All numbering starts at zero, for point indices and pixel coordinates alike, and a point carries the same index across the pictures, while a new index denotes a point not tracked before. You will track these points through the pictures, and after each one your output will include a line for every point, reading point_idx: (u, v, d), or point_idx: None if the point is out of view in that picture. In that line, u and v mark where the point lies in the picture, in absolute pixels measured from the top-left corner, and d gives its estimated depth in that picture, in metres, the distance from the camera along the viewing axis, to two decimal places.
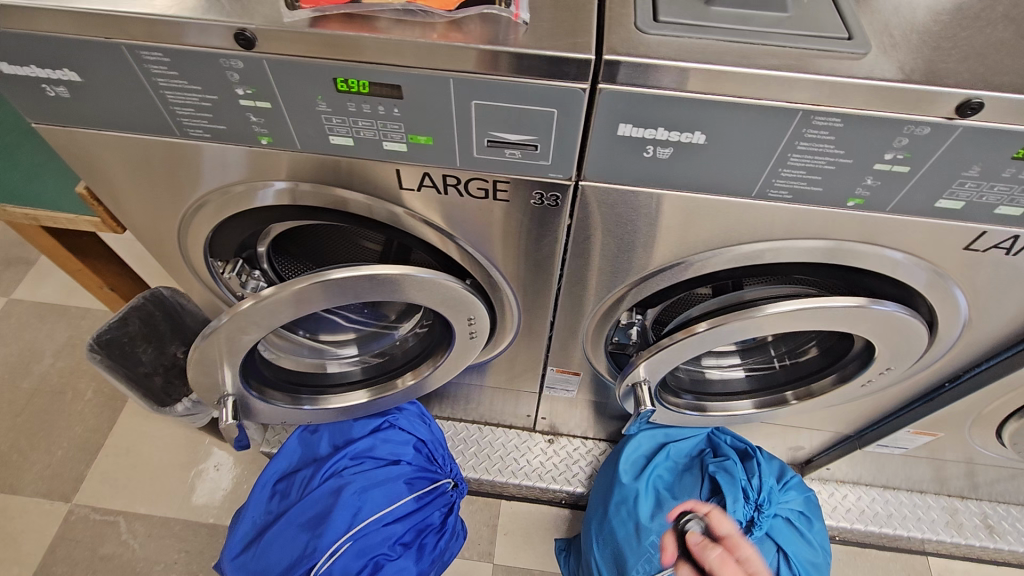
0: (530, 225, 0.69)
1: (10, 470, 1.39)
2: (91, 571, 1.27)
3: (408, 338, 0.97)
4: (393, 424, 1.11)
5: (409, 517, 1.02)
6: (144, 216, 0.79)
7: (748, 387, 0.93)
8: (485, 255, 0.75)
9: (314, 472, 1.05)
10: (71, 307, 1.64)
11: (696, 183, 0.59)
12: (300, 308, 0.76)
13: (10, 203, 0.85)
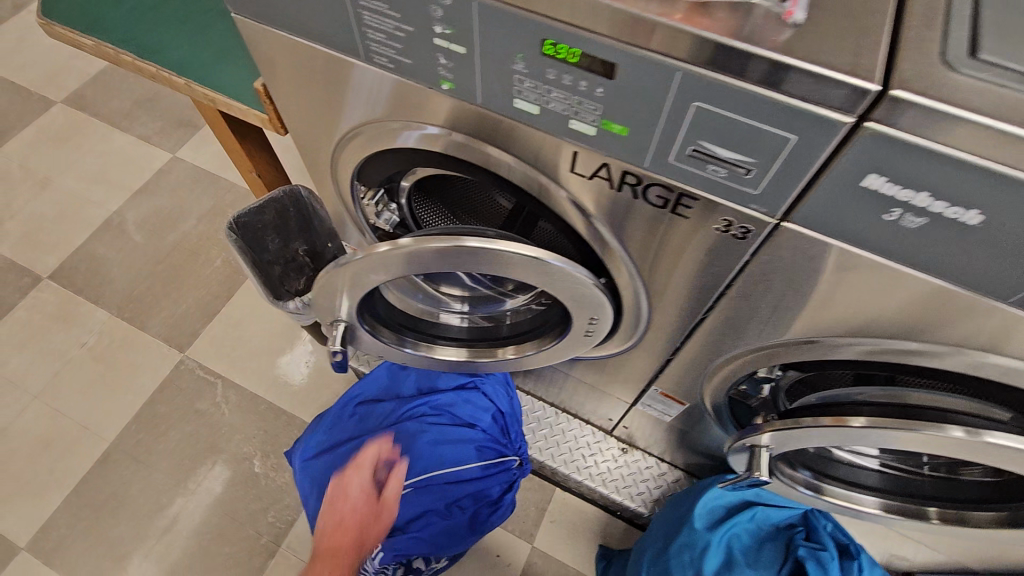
0: (698, 250, 0.60)
1: (143, 309, 1.55)
2: (186, 419, 1.42)
3: (520, 312, 0.93)
4: (478, 388, 1.10)
5: (471, 483, 1.02)
6: (306, 127, 0.78)
7: (879, 485, 0.81)
8: (631, 264, 0.67)
9: (394, 409, 1.07)
10: (221, 177, 1.77)
11: (936, 264, 0.48)
12: (427, 266, 0.74)
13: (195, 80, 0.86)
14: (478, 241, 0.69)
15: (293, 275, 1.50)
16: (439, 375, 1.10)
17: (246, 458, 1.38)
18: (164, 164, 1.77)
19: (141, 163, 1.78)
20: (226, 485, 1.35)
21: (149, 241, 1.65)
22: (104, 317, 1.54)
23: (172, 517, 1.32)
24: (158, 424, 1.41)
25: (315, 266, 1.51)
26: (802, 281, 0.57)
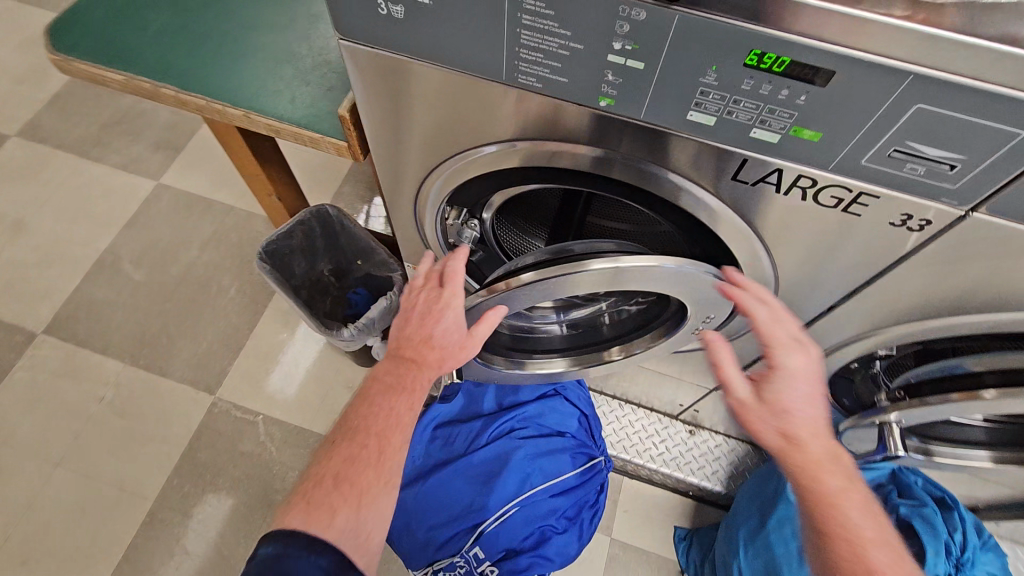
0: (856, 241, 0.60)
1: (160, 353, 1.45)
2: (232, 464, 1.34)
3: (621, 311, 0.95)
4: (559, 394, 1.08)
5: (573, 492, 1.00)
6: (397, 151, 0.73)
7: (987, 438, 0.89)
8: (768, 257, 0.67)
9: (480, 428, 1.04)
10: (215, 202, 1.65)
11: None
12: (552, 293, 0.76)
13: (253, 110, 0.78)
14: (609, 261, 0.71)
15: (320, 297, 1.41)
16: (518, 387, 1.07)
17: None
18: (150, 193, 1.64)
19: (123, 195, 1.64)
20: None
21: (152, 279, 1.53)
22: (118, 368, 1.43)
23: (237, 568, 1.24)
24: (202, 473, 1.33)
25: (342, 286, 1.43)
26: (963, 259, 0.58)
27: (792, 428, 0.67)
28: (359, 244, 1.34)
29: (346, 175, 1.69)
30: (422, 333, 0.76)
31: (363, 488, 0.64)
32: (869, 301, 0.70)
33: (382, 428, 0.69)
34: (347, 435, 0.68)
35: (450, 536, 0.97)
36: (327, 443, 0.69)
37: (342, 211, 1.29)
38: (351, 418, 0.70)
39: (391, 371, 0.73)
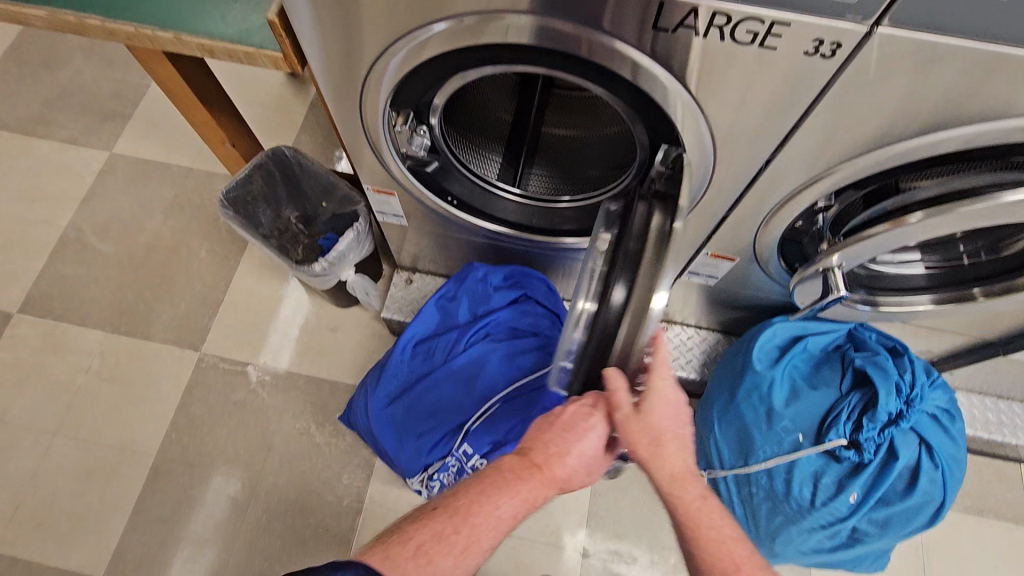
0: (773, 74, 0.66)
1: (140, 318, 1.46)
2: (227, 413, 1.38)
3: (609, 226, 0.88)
4: (530, 298, 1.11)
5: (551, 385, 1.05)
6: (344, 56, 0.75)
7: (927, 283, 0.95)
8: (699, 110, 0.72)
9: (458, 337, 1.07)
10: (172, 165, 1.63)
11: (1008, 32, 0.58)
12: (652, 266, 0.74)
13: (184, 31, 0.79)
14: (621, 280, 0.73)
15: (291, 245, 1.41)
16: (490, 295, 1.10)
17: (302, 434, 1.36)
18: (105, 164, 1.62)
19: (77, 168, 1.62)
20: (291, 463, 1.33)
21: (120, 247, 1.53)
22: (100, 337, 1.44)
23: (247, 507, 1.30)
24: (200, 425, 1.36)
25: (311, 233, 1.43)
26: (872, 78, 0.64)
27: (662, 442, 0.72)
28: (322, 184, 1.34)
29: (300, 123, 1.68)
30: (559, 448, 0.74)
31: (434, 557, 0.66)
32: (797, 147, 0.75)
33: (481, 522, 0.69)
34: (449, 509, 0.70)
35: (440, 438, 1.02)
36: (428, 507, 0.71)
37: (299, 151, 1.29)
38: (460, 495, 0.72)
39: (514, 467, 0.74)
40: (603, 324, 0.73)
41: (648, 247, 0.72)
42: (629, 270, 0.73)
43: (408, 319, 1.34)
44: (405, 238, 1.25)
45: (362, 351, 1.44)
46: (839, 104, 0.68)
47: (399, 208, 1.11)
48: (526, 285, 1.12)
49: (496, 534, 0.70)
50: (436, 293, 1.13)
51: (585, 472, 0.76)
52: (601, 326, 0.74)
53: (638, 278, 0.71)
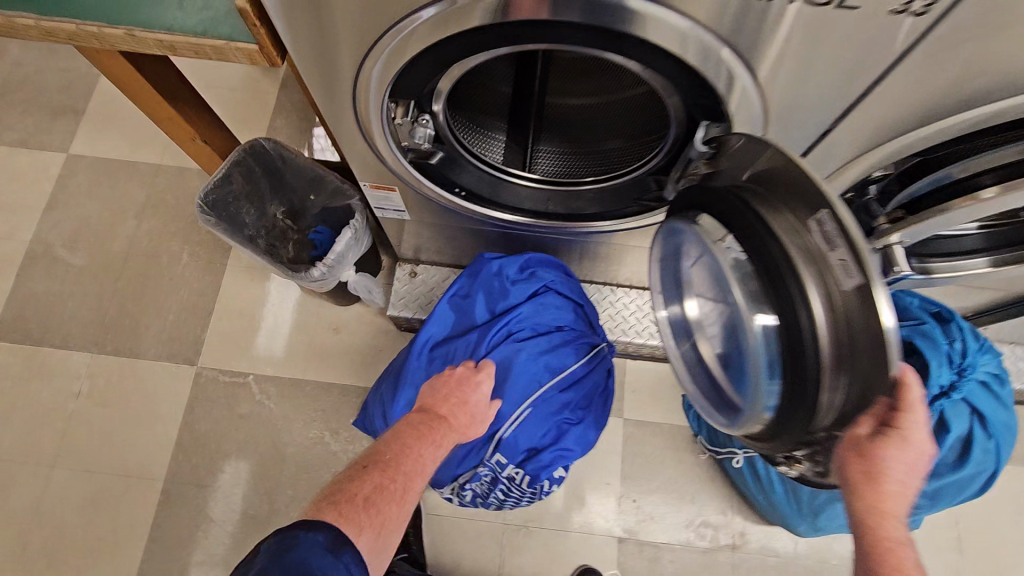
0: (830, 34, 0.58)
1: (127, 334, 1.37)
2: (234, 428, 1.31)
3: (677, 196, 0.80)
4: (550, 289, 1.04)
5: (579, 384, 0.99)
6: (333, 40, 0.65)
7: (979, 245, 0.90)
8: (744, 74, 0.63)
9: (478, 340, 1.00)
10: (139, 163, 1.49)
11: None
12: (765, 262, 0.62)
13: (141, 27, 0.70)
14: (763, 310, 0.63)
15: (280, 243, 1.32)
16: (507, 290, 1.02)
17: (316, 442, 1.30)
18: (64, 167, 1.48)
19: (33, 174, 1.47)
20: (309, 474, 1.28)
21: (94, 259, 1.41)
22: (87, 359, 1.34)
23: (268, 523, 1.25)
24: (207, 443, 1.29)
25: (301, 228, 1.34)
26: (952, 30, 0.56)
27: (881, 481, 0.57)
28: (307, 177, 1.23)
29: (273, 107, 1.54)
30: (461, 400, 0.89)
31: (386, 503, 0.72)
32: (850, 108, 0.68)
33: (409, 469, 0.78)
34: (379, 464, 0.76)
35: (470, 448, 0.97)
36: (358, 467, 0.76)
37: (279, 143, 1.17)
38: (386, 451, 0.78)
39: (419, 429, 0.82)
40: (787, 357, 0.61)
41: (793, 253, 0.59)
42: (777, 288, 0.60)
43: (416, 315, 1.27)
44: (407, 230, 1.16)
45: (369, 350, 1.37)
46: (904, 58, 0.60)
47: (400, 202, 1.00)
48: (544, 275, 1.04)
49: (421, 482, 0.78)
50: (449, 292, 1.05)
51: (478, 425, 0.90)
52: (783, 356, 0.62)
53: (793, 292, 0.58)
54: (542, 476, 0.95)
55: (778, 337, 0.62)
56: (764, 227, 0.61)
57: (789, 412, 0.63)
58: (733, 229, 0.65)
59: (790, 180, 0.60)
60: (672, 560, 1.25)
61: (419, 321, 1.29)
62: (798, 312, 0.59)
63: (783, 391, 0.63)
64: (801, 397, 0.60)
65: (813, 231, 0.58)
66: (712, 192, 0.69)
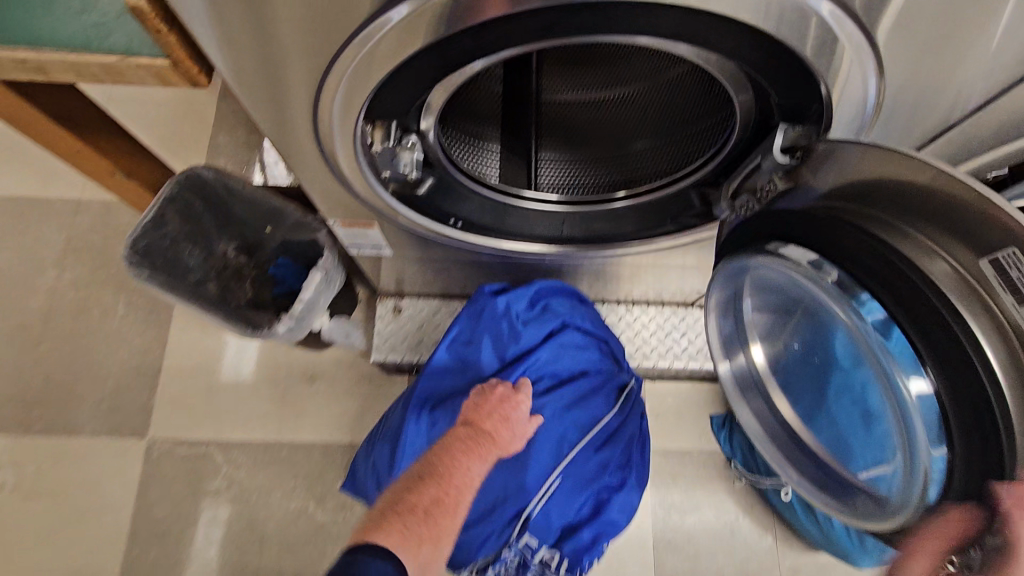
0: None
1: (58, 408, 1.14)
2: (199, 508, 1.11)
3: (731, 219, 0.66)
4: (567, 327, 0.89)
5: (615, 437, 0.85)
6: (275, 40, 0.46)
7: None
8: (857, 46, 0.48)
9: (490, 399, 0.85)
10: (54, 200, 1.25)
11: None
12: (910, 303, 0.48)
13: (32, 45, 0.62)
14: (915, 371, 0.48)
15: (236, 283, 1.11)
16: (518, 333, 0.87)
17: (299, 516, 1.11)
18: None
19: None
20: (293, 555, 1.09)
21: (9, 320, 1.18)
22: (10, 444, 1.12)
23: None
24: (168, 530, 1.09)
25: (258, 263, 1.13)
26: None
27: None
28: (260, 208, 1.02)
29: (212, 122, 1.32)
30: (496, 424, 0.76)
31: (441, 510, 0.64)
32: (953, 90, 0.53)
33: (460, 484, 0.68)
34: (430, 476, 0.67)
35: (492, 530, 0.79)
36: (406, 482, 0.67)
37: (220, 171, 0.96)
38: (434, 462, 0.69)
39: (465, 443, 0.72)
40: (963, 432, 0.46)
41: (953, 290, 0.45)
42: (938, 347, 0.46)
43: (405, 358, 1.08)
44: (387, 264, 0.97)
45: (352, 400, 1.18)
46: None
47: (379, 238, 0.82)
48: (559, 312, 0.89)
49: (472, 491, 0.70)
50: (447, 338, 0.87)
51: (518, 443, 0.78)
52: (956, 431, 0.47)
53: (972, 354, 0.44)
54: (582, 558, 0.82)
55: (941, 407, 0.47)
56: (910, 266, 0.47)
57: (960, 503, 0.47)
58: (859, 274, 0.50)
59: (931, 210, 0.46)
60: None
61: (409, 364, 1.11)
62: (978, 371, 0.44)
63: (956, 475, 0.48)
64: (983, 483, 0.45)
65: (983, 274, 0.44)
66: (810, 221, 0.53)
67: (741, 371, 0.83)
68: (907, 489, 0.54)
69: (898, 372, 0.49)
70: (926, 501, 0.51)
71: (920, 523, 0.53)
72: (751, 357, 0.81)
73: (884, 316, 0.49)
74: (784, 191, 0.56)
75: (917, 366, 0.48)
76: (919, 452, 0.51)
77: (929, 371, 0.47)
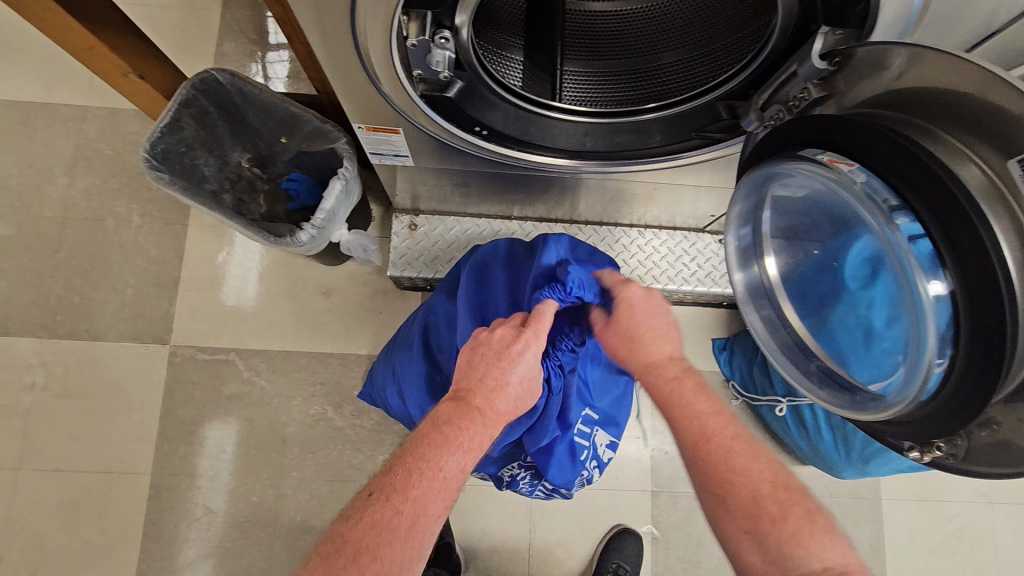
0: None
1: (81, 314, 1.17)
2: (222, 410, 1.16)
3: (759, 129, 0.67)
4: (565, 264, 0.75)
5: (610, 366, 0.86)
6: None
7: None
8: None
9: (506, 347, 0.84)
10: (58, 106, 1.23)
11: None
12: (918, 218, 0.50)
13: None
14: (935, 274, 0.49)
15: (249, 197, 1.10)
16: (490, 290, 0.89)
17: (317, 421, 1.17)
18: None
19: None
20: (315, 454, 1.16)
21: (24, 229, 1.19)
22: (35, 345, 1.16)
23: (275, 512, 1.13)
24: (194, 430, 1.15)
25: (272, 176, 1.12)
26: None
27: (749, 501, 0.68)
28: (278, 116, 1.01)
29: (218, 29, 1.29)
30: (497, 379, 0.64)
31: (413, 545, 0.55)
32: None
33: (423, 491, 0.57)
34: (385, 491, 0.56)
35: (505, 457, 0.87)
36: (363, 495, 0.57)
37: (235, 74, 0.93)
38: (396, 468, 0.58)
39: (453, 416, 0.61)
40: (969, 331, 0.47)
41: (976, 193, 0.46)
42: (953, 237, 0.47)
43: (419, 273, 1.11)
44: (408, 177, 0.97)
45: (367, 315, 1.21)
46: None
47: (403, 145, 0.82)
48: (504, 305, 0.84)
49: (456, 491, 0.60)
50: (438, 295, 0.96)
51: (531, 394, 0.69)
52: (963, 327, 0.48)
53: (991, 254, 0.44)
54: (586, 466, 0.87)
55: (954, 307, 0.48)
56: (944, 168, 0.47)
57: (959, 397, 0.49)
58: (889, 176, 0.51)
59: (965, 114, 0.48)
60: None
61: (424, 280, 1.13)
62: (996, 272, 0.44)
63: (954, 375, 0.49)
64: (979, 383, 0.47)
65: (1010, 173, 0.45)
66: (856, 130, 0.52)
67: (753, 282, 0.85)
68: (906, 388, 0.57)
69: (917, 274, 0.50)
70: (924, 397, 0.54)
71: (914, 418, 0.55)
72: (765, 267, 0.83)
73: (911, 218, 0.50)
74: (817, 100, 0.59)
75: (935, 268, 0.49)
76: (925, 354, 0.53)
77: (946, 273, 0.48)
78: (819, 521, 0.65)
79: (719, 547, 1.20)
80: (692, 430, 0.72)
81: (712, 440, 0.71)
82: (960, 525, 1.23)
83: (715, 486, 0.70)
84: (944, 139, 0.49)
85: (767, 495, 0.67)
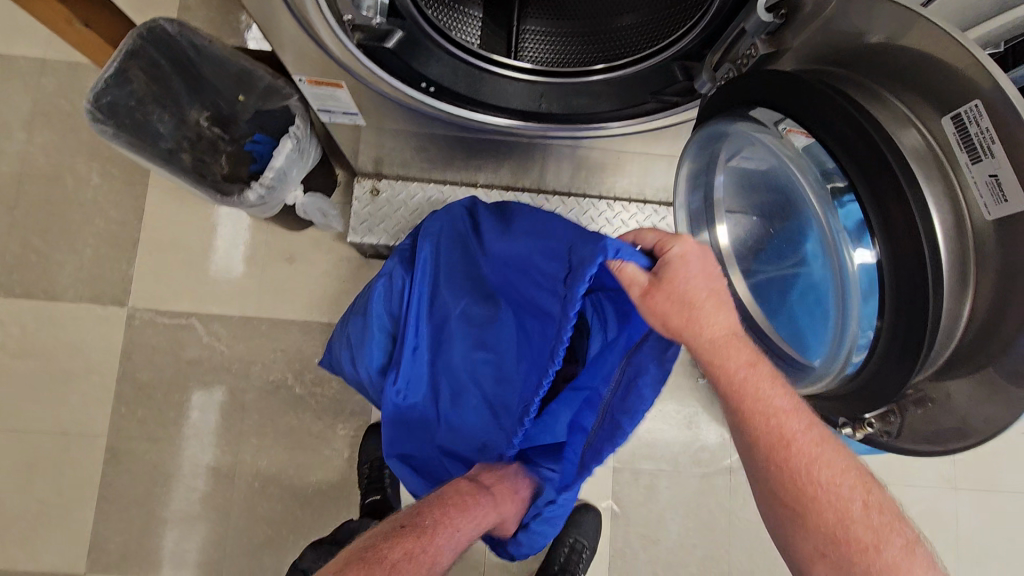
0: None
1: (39, 273, 1.15)
2: (181, 375, 1.15)
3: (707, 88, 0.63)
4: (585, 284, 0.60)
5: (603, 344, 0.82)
6: None
7: None
8: None
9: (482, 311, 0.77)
10: (16, 59, 1.19)
11: None
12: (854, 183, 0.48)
13: None
14: (863, 244, 0.48)
15: (211, 157, 1.04)
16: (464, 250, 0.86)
17: (277, 389, 1.16)
18: None
19: None
20: (274, 422, 1.14)
21: None
22: None
23: (233, 477, 1.13)
24: (152, 394, 1.14)
25: (235, 137, 1.06)
26: None
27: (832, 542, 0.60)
28: (232, 69, 0.97)
29: None
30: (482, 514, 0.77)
31: None
32: None
33: (413, 568, 0.66)
34: (375, 553, 0.67)
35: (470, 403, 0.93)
36: (351, 557, 0.67)
37: (183, 24, 0.91)
38: (395, 547, 0.68)
39: (453, 507, 0.75)
40: (895, 304, 0.46)
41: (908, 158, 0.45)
42: (884, 205, 0.45)
43: (380, 240, 1.09)
44: (365, 139, 0.94)
45: (330, 283, 1.19)
46: None
47: (350, 102, 0.79)
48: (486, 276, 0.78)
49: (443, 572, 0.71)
50: (397, 254, 0.92)
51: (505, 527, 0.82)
52: (888, 299, 0.46)
53: (917, 219, 0.43)
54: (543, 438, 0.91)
55: (881, 279, 0.47)
56: (880, 130, 0.45)
57: (883, 371, 0.48)
58: (828, 142, 0.48)
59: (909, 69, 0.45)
60: (667, 487, 1.20)
61: (386, 248, 1.11)
62: (920, 235, 0.43)
63: (877, 351, 0.48)
64: (901, 365, 0.46)
65: (946, 135, 0.45)
66: (791, 88, 0.50)
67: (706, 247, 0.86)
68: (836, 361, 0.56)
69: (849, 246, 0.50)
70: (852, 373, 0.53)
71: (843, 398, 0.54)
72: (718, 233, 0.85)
73: (846, 186, 0.48)
74: (764, 57, 0.56)
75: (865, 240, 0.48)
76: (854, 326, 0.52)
77: (875, 243, 0.46)
78: (920, 554, 0.59)
79: (679, 525, 1.19)
80: (768, 427, 0.62)
81: (792, 447, 0.62)
82: (922, 510, 1.22)
83: (791, 496, 0.61)
84: (881, 103, 0.47)
85: (857, 519, 0.59)
